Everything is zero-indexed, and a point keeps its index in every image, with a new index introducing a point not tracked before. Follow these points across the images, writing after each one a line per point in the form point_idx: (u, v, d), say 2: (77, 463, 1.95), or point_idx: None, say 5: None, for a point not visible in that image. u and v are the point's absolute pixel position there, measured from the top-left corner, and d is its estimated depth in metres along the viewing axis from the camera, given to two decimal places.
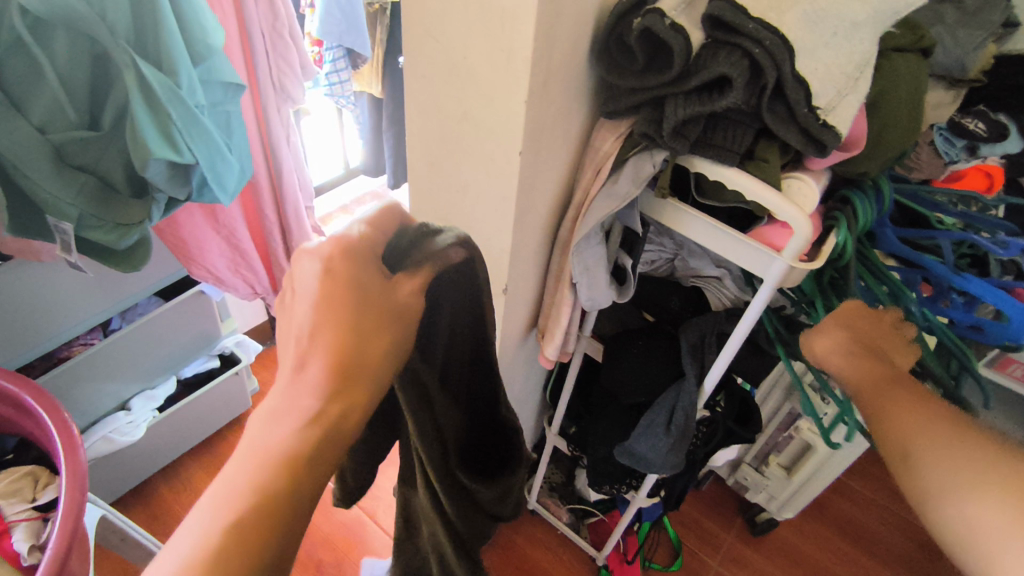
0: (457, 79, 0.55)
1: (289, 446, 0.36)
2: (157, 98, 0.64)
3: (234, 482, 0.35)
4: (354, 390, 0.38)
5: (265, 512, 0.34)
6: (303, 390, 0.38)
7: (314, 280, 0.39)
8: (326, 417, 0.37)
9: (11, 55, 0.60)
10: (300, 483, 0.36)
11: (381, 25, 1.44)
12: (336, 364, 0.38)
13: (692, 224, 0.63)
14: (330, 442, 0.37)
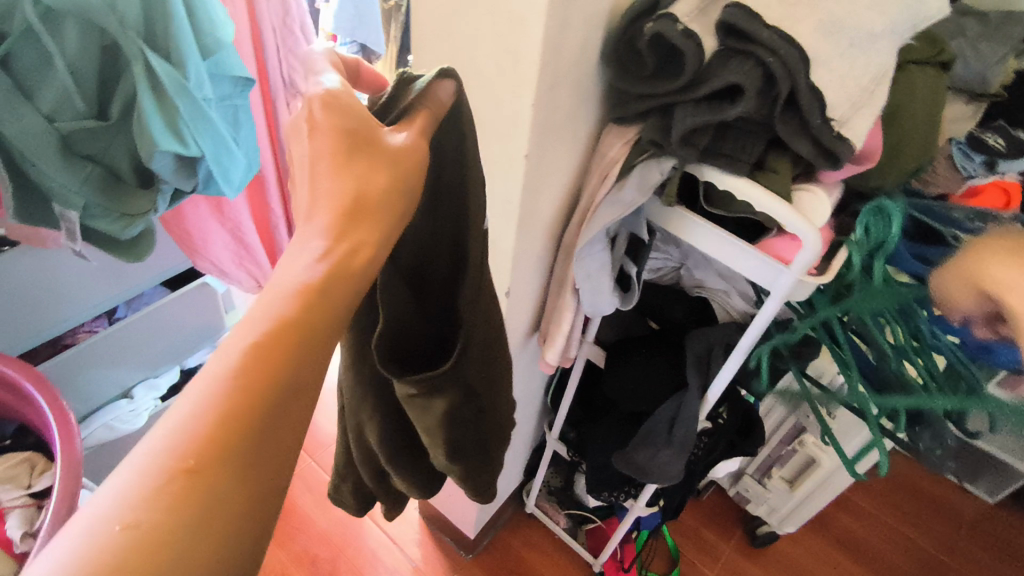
0: (464, 81, 0.54)
1: (304, 275, 0.31)
2: (165, 90, 0.64)
3: (258, 308, 0.29)
4: (369, 223, 0.34)
5: (294, 335, 0.29)
6: (308, 234, 0.33)
7: (307, 140, 0.35)
8: (336, 251, 0.32)
9: (21, 43, 0.60)
10: (327, 310, 0.30)
11: (395, 22, 1.44)
12: (343, 204, 0.33)
13: (699, 235, 0.62)
14: (347, 278, 0.32)
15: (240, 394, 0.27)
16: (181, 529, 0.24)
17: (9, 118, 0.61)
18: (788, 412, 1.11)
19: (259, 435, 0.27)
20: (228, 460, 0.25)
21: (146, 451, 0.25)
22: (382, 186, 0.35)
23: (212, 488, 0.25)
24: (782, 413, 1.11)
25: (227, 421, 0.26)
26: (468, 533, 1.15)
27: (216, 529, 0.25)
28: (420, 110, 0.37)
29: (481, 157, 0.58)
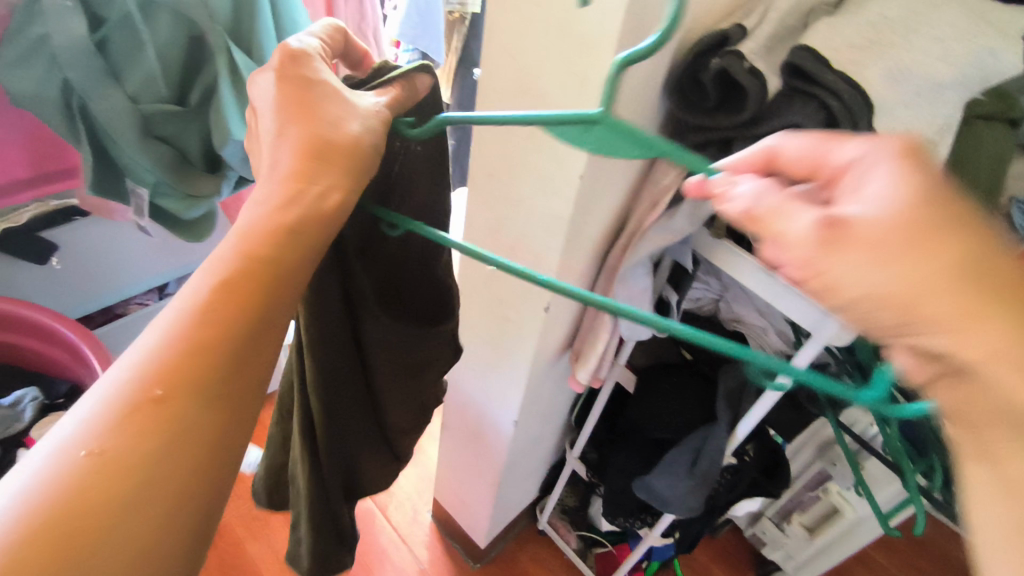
0: (527, 98, 0.56)
1: (275, 220, 0.34)
2: (243, 83, 0.68)
3: (219, 251, 0.33)
4: (337, 170, 0.36)
5: (255, 274, 0.32)
6: (276, 176, 0.35)
7: (272, 86, 0.38)
8: (304, 194, 0.35)
9: (117, 28, 0.65)
10: (287, 251, 0.34)
11: (458, 33, 1.48)
12: (304, 150, 0.36)
13: (744, 270, 0.62)
14: (312, 220, 0.35)
15: (200, 333, 0.30)
16: (144, 451, 0.28)
17: (97, 97, 0.65)
18: (815, 458, 1.09)
19: (220, 370, 0.31)
20: (189, 392, 0.30)
21: (115, 383, 0.29)
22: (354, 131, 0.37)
23: (173, 416, 0.29)
24: (808, 459, 1.09)
25: (186, 358, 0.30)
26: (478, 543, 1.15)
27: (179, 452, 0.29)
28: (396, 82, 0.42)
29: (536, 173, 0.59)
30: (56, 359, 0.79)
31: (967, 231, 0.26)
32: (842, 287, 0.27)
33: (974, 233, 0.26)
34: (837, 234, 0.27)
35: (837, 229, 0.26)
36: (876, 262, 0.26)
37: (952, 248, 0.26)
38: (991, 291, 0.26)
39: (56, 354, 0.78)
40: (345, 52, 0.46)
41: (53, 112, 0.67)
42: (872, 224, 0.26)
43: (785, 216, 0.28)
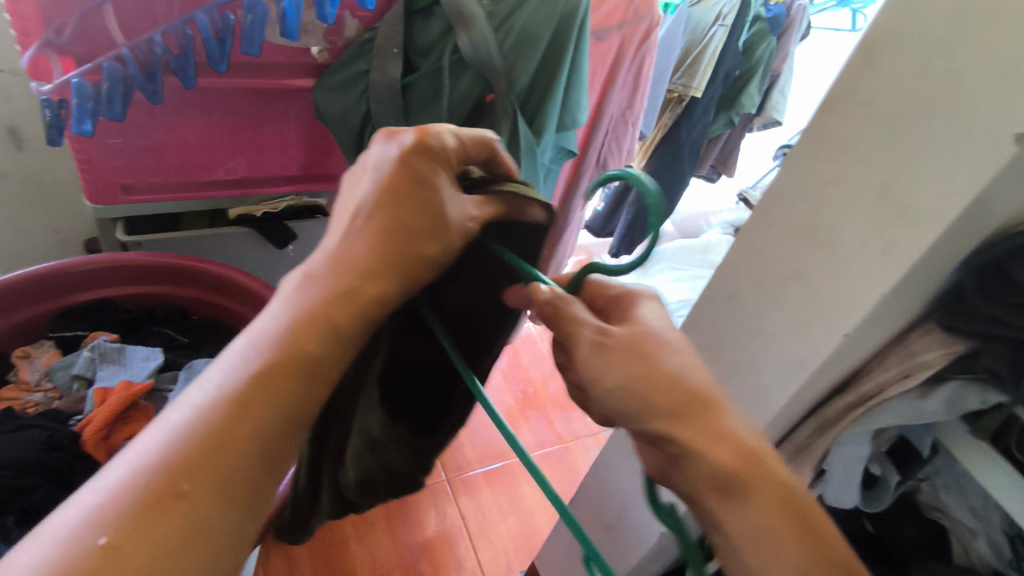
0: (810, 242, 0.53)
1: (328, 304, 0.29)
2: (517, 148, 0.71)
3: (259, 326, 0.28)
4: (396, 266, 0.31)
5: (296, 368, 0.27)
6: (349, 253, 0.31)
7: (389, 165, 0.33)
8: (367, 288, 0.30)
9: (425, 77, 0.71)
10: (335, 345, 0.28)
11: (671, 112, 1.45)
12: (360, 243, 0.31)
13: (999, 481, 0.54)
14: (370, 314, 0.30)
15: (235, 412, 0.25)
16: (164, 543, 0.22)
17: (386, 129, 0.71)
18: None
19: (255, 464, 0.25)
20: (219, 482, 0.23)
21: (131, 469, 0.23)
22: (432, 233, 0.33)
23: (193, 515, 0.22)
24: None
25: (225, 437, 0.24)
26: None
27: (192, 557, 0.22)
28: (495, 201, 0.37)
29: (794, 313, 0.56)
30: None
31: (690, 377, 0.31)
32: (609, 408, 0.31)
33: (668, 363, 0.31)
34: (608, 346, 0.31)
35: (619, 357, 0.31)
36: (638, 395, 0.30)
37: (657, 369, 0.30)
38: (703, 429, 0.29)
39: None
40: (485, 164, 0.39)
41: (347, 135, 0.75)
42: (652, 373, 0.30)
43: (572, 320, 0.33)
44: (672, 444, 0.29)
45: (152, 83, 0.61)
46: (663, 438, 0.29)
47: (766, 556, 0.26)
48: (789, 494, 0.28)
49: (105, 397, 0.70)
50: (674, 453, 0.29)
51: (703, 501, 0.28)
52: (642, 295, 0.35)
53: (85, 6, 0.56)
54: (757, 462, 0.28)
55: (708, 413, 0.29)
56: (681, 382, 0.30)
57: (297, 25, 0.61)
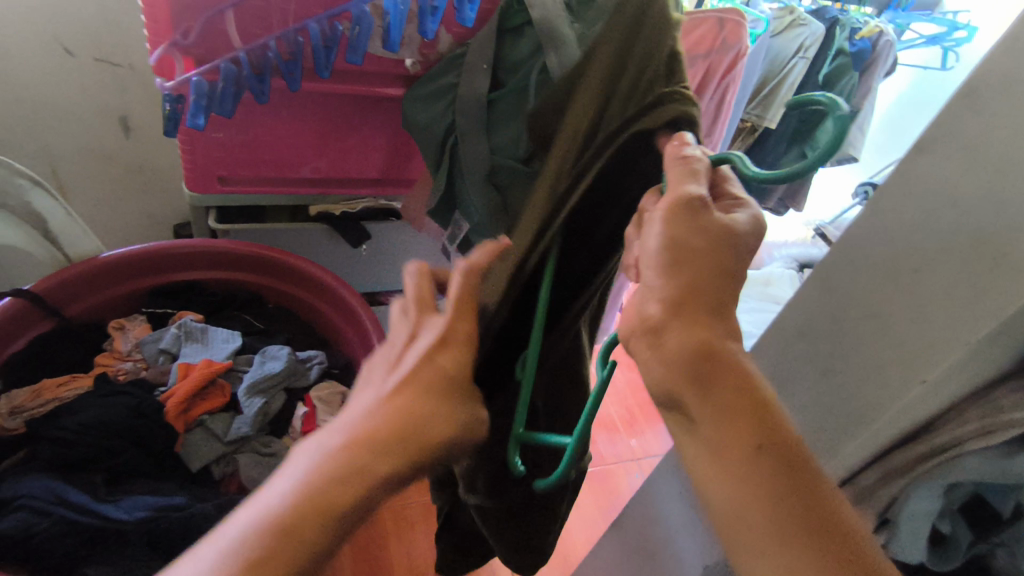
0: None
1: (336, 488, 0.29)
2: None
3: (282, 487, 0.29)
4: (413, 452, 0.32)
5: (302, 532, 0.27)
6: (361, 433, 0.31)
7: (419, 339, 0.37)
8: (374, 467, 0.30)
9: (511, 94, 0.74)
10: (335, 530, 0.28)
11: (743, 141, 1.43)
12: (391, 415, 0.32)
13: None
14: (377, 495, 0.30)
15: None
16: None
17: (469, 140, 0.74)
18: None
19: None
20: None
21: None
22: (444, 424, 0.33)
23: None
24: None
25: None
26: None
27: None
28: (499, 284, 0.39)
29: None
30: (345, 335, 0.85)
31: (726, 255, 0.34)
32: (646, 255, 0.35)
33: (726, 257, 0.34)
34: (688, 204, 0.34)
35: (684, 208, 0.34)
36: (685, 241, 0.34)
37: (714, 257, 0.34)
38: (698, 314, 0.33)
39: (343, 328, 0.85)
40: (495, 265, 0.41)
41: (431, 144, 0.78)
42: (690, 237, 0.34)
43: (684, 178, 0.35)
44: (672, 330, 0.33)
45: (261, 85, 0.66)
46: (661, 321, 0.34)
47: (736, 475, 0.32)
48: (746, 388, 0.33)
49: (187, 372, 0.76)
50: (660, 327, 0.34)
51: (666, 375, 0.34)
52: (753, 208, 0.37)
53: (210, 12, 0.61)
54: (717, 350, 0.33)
55: (716, 320, 0.34)
56: (718, 257, 0.34)
57: (398, 39, 0.65)
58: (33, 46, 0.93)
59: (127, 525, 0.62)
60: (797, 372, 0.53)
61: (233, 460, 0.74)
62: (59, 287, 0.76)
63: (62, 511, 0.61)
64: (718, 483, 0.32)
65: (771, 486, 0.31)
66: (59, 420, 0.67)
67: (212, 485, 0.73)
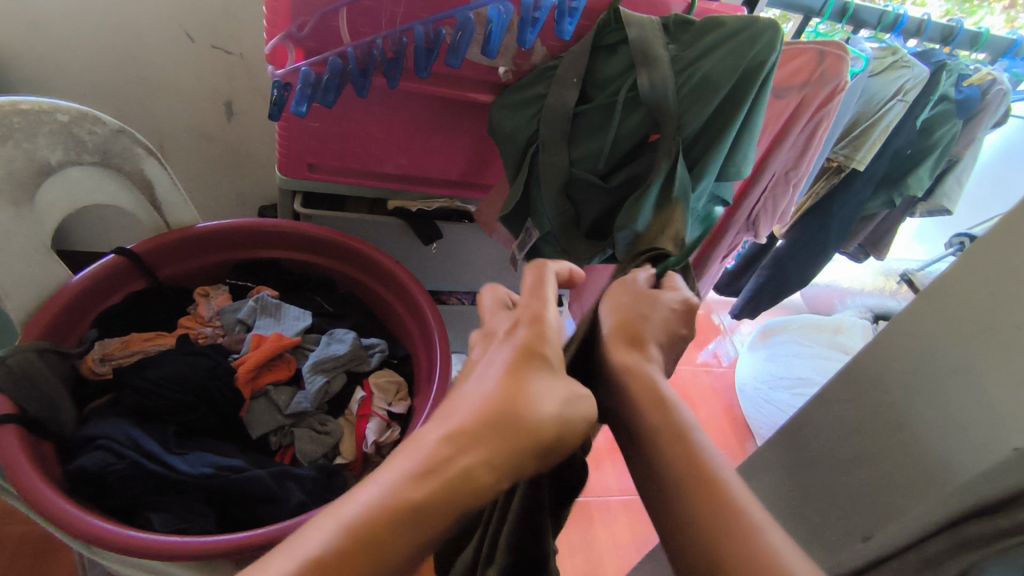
0: None
1: (488, 430, 0.27)
2: (671, 190, 0.71)
3: (382, 483, 0.25)
4: (539, 430, 0.28)
5: (413, 513, 0.24)
6: (503, 384, 0.29)
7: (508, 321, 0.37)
8: (523, 425, 0.28)
9: (597, 108, 0.74)
10: (479, 486, 0.26)
11: (827, 181, 1.37)
12: (495, 406, 0.28)
13: None
14: (515, 463, 0.27)
15: (338, 553, 0.22)
16: None
17: (548, 153, 0.75)
18: None
19: None
20: None
21: None
22: (551, 413, 0.29)
23: None
24: None
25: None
26: None
27: None
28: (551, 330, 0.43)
29: None
30: (408, 328, 0.88)
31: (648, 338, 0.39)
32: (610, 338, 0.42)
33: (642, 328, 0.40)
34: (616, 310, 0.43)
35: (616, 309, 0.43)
36: (634, 310, 0.41)
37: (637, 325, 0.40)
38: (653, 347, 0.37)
39: (407, 322, 0.88)
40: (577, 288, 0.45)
41: (514, 150, 0.79)
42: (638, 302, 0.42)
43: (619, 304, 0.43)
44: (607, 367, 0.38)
45: (363, 80, 0.70)
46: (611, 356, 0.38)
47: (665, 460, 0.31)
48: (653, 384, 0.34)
49: (259, 343, 0.81)
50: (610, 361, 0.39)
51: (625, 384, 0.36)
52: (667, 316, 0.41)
53: (325, 9, 0.65)
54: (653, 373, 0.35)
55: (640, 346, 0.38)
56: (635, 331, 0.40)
57: (497, 46, 0.67)
58: (161, 28, 1.01)
59: (186, 478, 0.65)
60: (866, 415, 0.51)
61: (290, 432, 0.77)
62: (154, 252, 0.82)
63: (135, 456, 0.65)
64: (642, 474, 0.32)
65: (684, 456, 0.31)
66: (143, 371, 0.72)
67: (267, 453, 0.76)
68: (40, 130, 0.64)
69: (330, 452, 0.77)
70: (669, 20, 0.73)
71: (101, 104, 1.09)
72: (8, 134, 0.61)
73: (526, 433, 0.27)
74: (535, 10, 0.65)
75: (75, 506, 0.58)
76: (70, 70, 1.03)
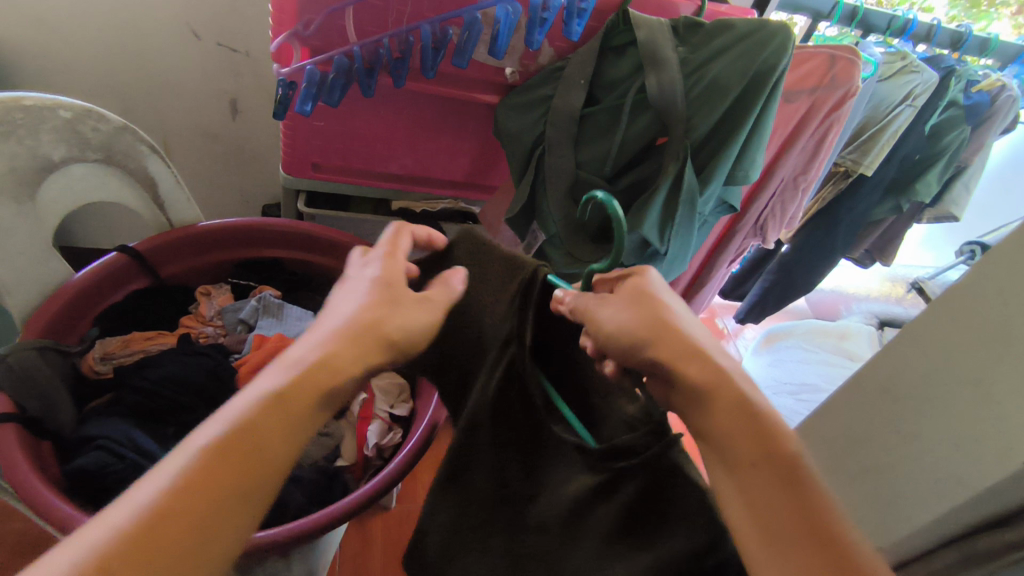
0: (998, 350, 0.47)
1: (354, 326, 0.37)
2: (677, 194, 0.70)
3: (253, 391, 0.33)
4: (390, 328, 0.39)
5: (287, 389, 0.33)
6: (350, 297, 0.39)
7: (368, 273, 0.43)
8: (363, 320, 0.38)
9: (605, 110, 0.74)
10: (349, 363, 0.36)
11: (833, 185, 1.36)
12: (354, 316, 0.38)
13: None
14: (365, 348, 0.37)
15: (215, 447, 0.30)
16: (184, 529, 0.28)
17: (555, 153, 0.74)
18: None
19: (255, 476, 0.31)
20: (209, 493, 0.29)
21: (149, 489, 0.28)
22: (407, 316, 0.40)
23: (182, 521, 0.28)
24: None
25: (212, 498, 0.29)
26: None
27: (204, 537, 0.28)
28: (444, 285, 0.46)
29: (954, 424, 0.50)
30: None
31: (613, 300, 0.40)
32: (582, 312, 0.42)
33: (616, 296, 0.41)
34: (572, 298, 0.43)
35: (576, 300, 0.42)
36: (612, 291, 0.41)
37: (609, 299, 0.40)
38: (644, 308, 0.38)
39: None
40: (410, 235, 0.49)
41: (519, 152, 0.78)
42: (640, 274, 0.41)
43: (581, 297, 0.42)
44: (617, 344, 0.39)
45: (369, 79, 0.69)
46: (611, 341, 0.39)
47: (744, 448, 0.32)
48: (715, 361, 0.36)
49: (261, 343, 0.80)
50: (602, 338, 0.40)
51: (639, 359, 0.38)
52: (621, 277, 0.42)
53: (332, 8, 0.65)
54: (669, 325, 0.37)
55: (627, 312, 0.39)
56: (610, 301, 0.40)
57: (505, 46, 0.66)
58: (167, 26, 1.00)
59: None
60: None
61: None
62: (157, 250, 0.82)
63: (134, 457, 0.65)
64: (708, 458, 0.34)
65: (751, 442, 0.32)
66: (143, 371, 0.72)
67: None
68: (43, 127, 0.64)
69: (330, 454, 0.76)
70: (678, 22, 0.72)
71: (107, 101, 1.09)
72: (11, 131, 0.61)
73: (382, 336, 0.38)
74: (543, 10, 0.65)
75: (72, 506, 0.58)
76: (75, 67, 1.02)
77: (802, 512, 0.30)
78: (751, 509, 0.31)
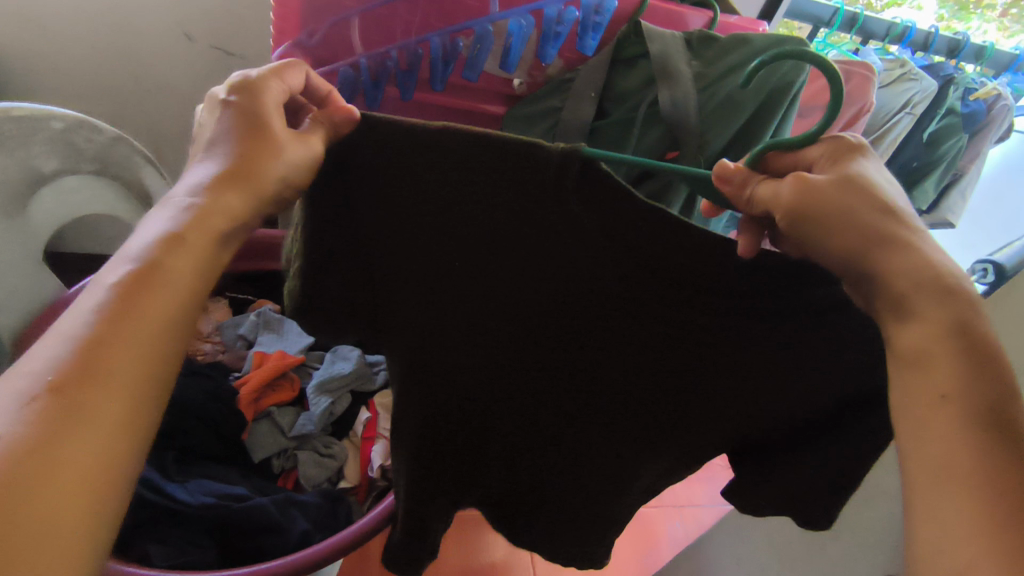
0: None
1: (215, 195, 0.36)
2: None
3: (145, 236, 0.33)
4: (263, 188, 0.37)
5: (168, 248, 0.33)
6: (207, 166, 0.37)
7: (229, 125, 0.39)
8: (239, 178, 0.37)
9: (615, 123, 0.72)
10: (212, 228, 0.35)
11: None
12: (219, 175, 0.36)
13: None
14: (233, 210, 0.36)
15: (104, 309, 0.30)
16: (97, 392, 0.28)
17: None
18: None
19: (147, 341, 0.30)
20: (108, 359, 0.28)
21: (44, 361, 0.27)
22: (284, 176, 0.38)
23: (90, 389, 0.27)
24: None
25: (140, 335, 0.30)
26: None
27: (119, 396, 0.28)
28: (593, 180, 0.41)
29: None
30: None
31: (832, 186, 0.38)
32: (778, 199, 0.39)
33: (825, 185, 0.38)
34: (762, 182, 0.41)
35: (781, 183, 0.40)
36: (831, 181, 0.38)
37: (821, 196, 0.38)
38: (849, 198, 0.37)
39: None
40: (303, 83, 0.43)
41: None
42: (858, 154, 0.40)
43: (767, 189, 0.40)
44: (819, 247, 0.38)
45: (375, 91, 0.67)
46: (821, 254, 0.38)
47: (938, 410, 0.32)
48: (927, 256, 0.36)
49: (261, 360, 0.81)
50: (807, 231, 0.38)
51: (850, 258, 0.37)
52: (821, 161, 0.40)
53: (336, 17, 0.62)
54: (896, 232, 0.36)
55: (840, 207, 0.37)
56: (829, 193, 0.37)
57: (517, 60, 0.64)
58: (158, 27, 0.97)
59: (188, 509, 0.62)
60: None
61: (293, 456, 0.75)
62: None
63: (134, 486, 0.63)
64: (914, 379, 0.33)
65: (955, 385, 0.32)
66: None
67: (271, 477, 0.74)
68: (34, 139, 0.60)
69: (334, 476, 0.75)
70: (692, 35, 0.70)
71: (94, 105, 1.05)
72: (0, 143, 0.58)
73: (267, 188, 0.38)
74: (557, 24, 0.63)
75: None
76: (63, 69, 0.99)
77: (1011, 463, 0.29)
78: (928, 454, 0.31)
